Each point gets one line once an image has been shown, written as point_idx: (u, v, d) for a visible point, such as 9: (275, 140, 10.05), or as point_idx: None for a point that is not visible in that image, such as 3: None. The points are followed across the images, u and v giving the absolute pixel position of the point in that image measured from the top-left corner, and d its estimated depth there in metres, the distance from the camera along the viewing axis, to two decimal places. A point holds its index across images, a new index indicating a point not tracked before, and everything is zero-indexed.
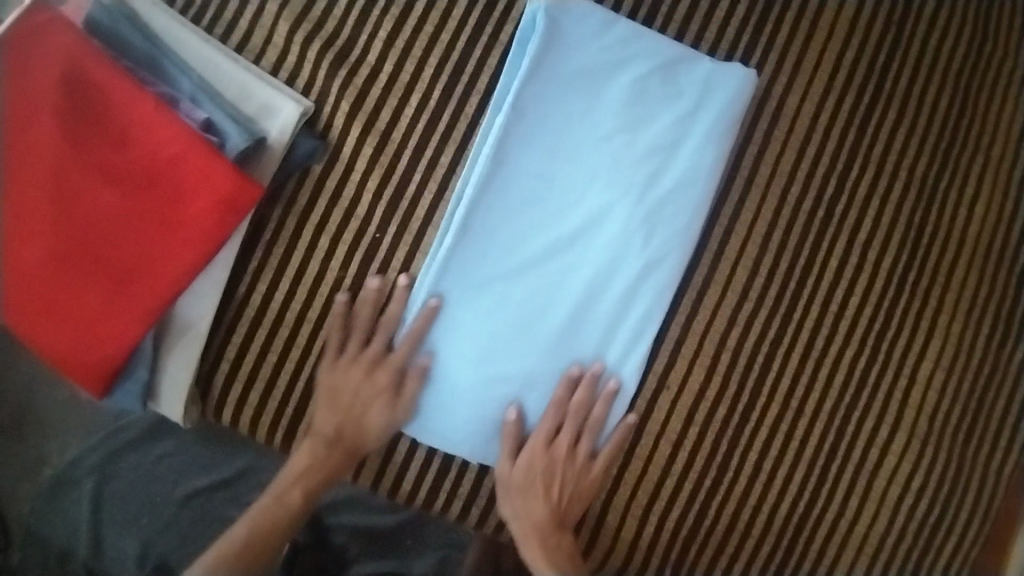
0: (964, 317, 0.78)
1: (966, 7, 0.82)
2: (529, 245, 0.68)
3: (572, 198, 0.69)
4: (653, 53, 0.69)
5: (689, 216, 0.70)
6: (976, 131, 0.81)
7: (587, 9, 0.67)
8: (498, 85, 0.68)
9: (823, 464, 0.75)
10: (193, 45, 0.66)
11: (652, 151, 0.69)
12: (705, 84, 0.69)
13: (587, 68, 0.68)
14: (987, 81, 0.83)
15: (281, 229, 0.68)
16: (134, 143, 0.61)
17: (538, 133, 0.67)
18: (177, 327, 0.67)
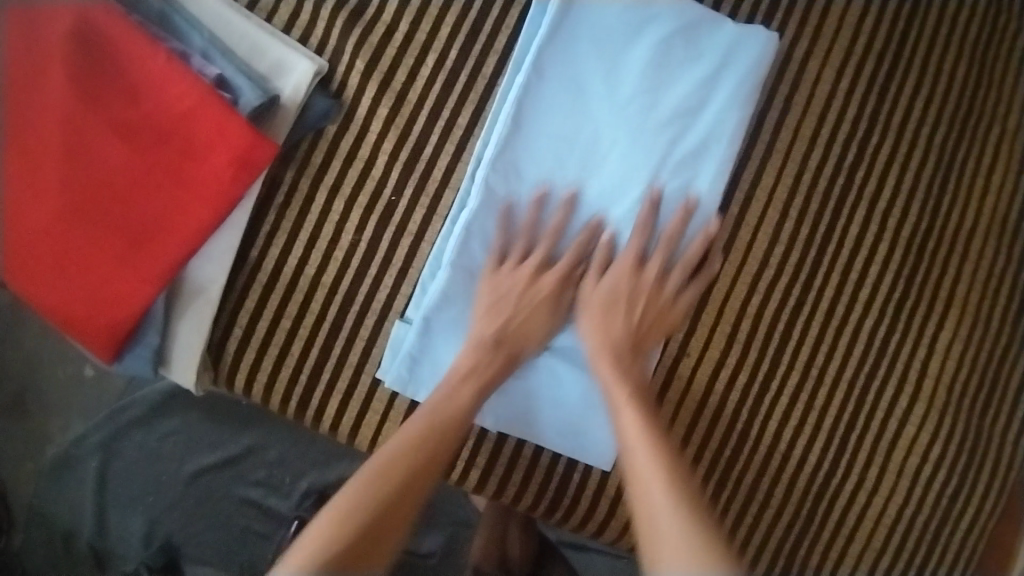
0: (983, 286, 0.78)
1: None
2: (553, 208, 0.67)
3: (593, 159, 0.67)
4: (676, 13, 0.68)
5: (713, 179, 0.68)
6: (995, 99, 0.80)
7: None
8: (517, 45, 0.66)
9: (842, 434, 0.74)
10: (204, 1, 0.65)
11: (675, 114, 0.67)
12: (730, 44, 0.68)
13: (609, 28, 0.67)
14: (1004, 48, 0.82)
15: (294, 191, 0.66)
16: (146, 98, 0.59)
17: (558, 93, 0.66)
18: (188, 290, 0.65)
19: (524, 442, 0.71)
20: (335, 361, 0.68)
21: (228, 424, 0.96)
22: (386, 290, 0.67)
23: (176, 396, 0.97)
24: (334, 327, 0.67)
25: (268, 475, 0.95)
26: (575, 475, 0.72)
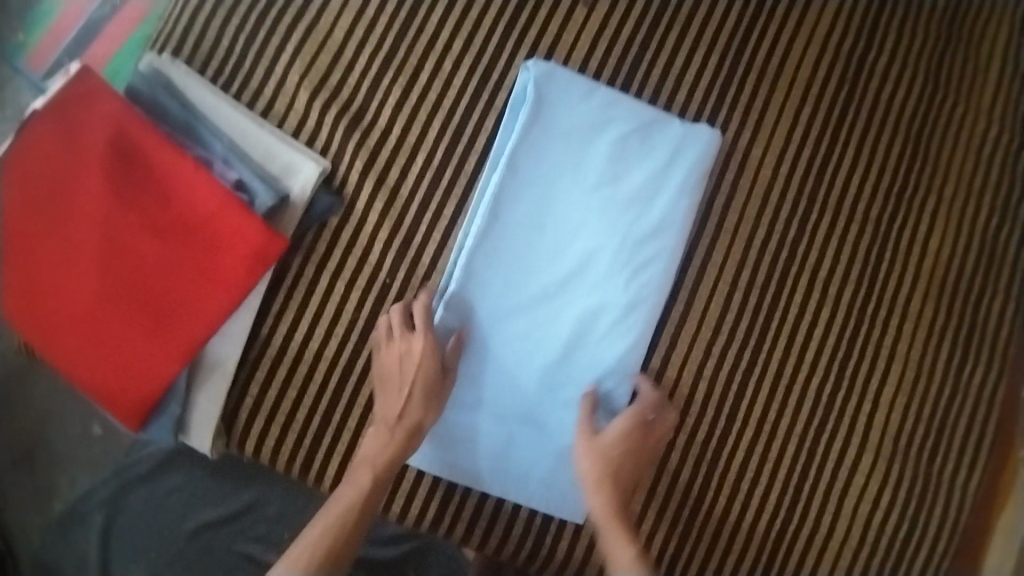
0: (923, 344, 0.85)
1: (917, 60, 0.90)
2: (524, 289, 0.77)
3: (561, 244, 0.78)
4: (632, 115, 0.78)
5: (666, 258, 0.79)
6: (929, 172, 0.88)
7: (571, 80, 0.77)
8: (493, 146, 0.77)
9: (796, 483, 0.82)
10: (223, 112, 0.75)
11: (633, 202, 0.78)
12: (679, 142, 0.79)
13: (574, 129, 0.77)
14: (939, 126, 0.90)
15: (301, 275, 0.75)
16: (174, 200, 0.68)
17: (529, 186, 0.76)
18: (207, 364, 0.74)
19: (504, 500, 0.80)
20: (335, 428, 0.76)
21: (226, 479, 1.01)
22: None
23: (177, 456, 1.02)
24: (336, 395, 0.76)
25: (268, 529, 1.01)
26: (551, 528, 0.81)
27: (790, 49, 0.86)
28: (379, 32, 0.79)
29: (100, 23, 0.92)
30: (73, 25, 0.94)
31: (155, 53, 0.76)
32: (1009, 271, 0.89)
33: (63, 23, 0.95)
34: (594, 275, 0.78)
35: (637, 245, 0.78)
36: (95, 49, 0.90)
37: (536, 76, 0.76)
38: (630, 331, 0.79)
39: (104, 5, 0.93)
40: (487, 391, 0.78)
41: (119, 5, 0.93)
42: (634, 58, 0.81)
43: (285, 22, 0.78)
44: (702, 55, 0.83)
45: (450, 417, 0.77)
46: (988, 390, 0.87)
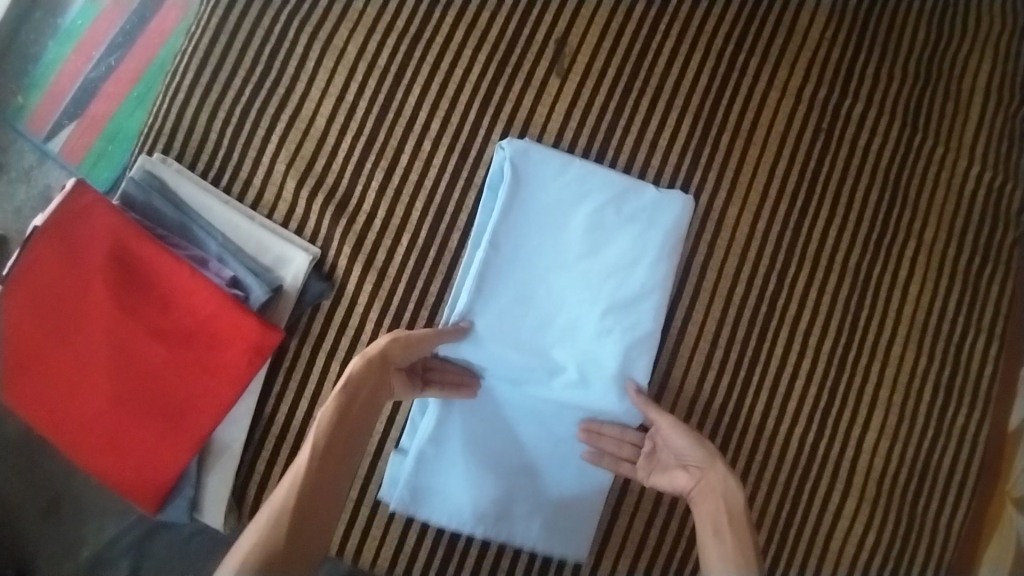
0: (904, 389, 0.87)
1: (893, 106, 0.90)
2: (516, 357, 0.78)
3: (546, 313, 0.78)
4: (607, 184, 0.80)
5: (650, 323, 0.79)
6: (907, 217, 0.89)
7: (546, 154, 0.79)
8: (475, 225, 0.79)
9: (781, 529, 0.85)
10: (214, 209, 0.79)
11: (613, 268, 0.79)
12: (653, 207, 0.80)
13: (553, 200, 0.79)
14: (918, 171, 0.90)
15: (297, 357, 0.79)
16: (175, 303, 0.73)
17: (512, 260, 0.78)
18: (215, 448, 0.78)
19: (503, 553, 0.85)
20: None
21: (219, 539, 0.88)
22: None
23: (160, 529, 0.90)
24: None
25: None
26: None
27: (762, 106, 0.87)
28: (359, 117, 0.82)
29: (96, 84, 0.96)
30: (67, 87, 0.96)
31: (147, 154, 0.81)
32: (992, 308, 0.90)
33: (57, 84, 0.96)
34: (581, 340, 0.79)
35: (620, 309, 0.79)
36: (94, 109, 0.95)
37: (512, 154, 0.78)
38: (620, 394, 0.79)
39: (99, 65, 0.96)
40: (482, 451, 0.81)
41: (112, 63, 0.96)
42: (608, 126, 0.84)
43: (269, 114, 0.82)
44: (674, 119, 0.85)
45: (449, 477, 0.81)
46: (971, 429, 0.88)
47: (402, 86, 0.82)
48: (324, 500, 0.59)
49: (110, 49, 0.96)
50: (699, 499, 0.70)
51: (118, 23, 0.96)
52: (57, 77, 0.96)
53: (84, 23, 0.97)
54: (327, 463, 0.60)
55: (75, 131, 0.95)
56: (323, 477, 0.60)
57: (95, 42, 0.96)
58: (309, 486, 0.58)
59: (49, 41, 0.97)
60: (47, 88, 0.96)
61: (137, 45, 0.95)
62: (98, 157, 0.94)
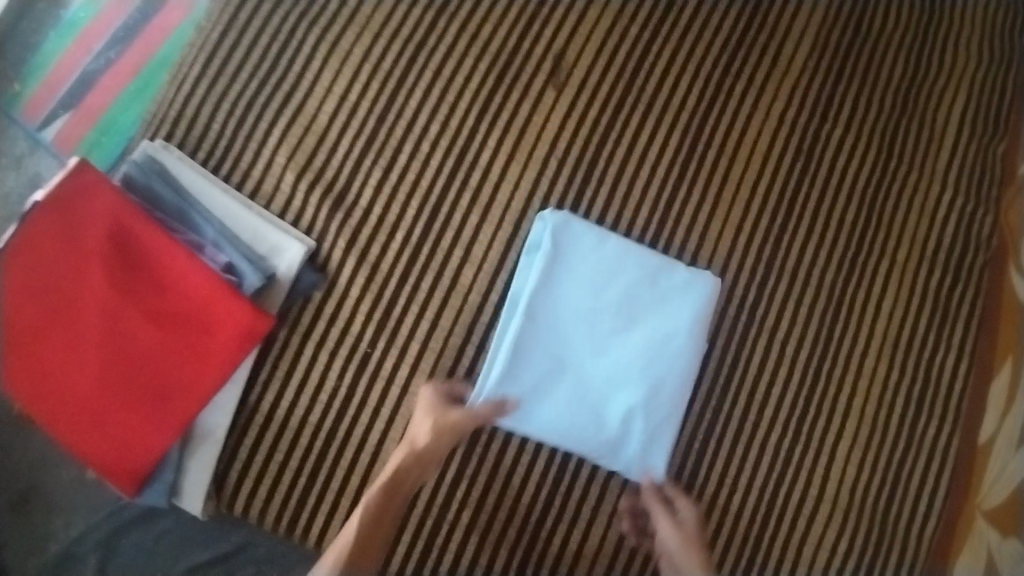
0: (876, 401, 0.90)
1: (870, 131, 0.94)
2: (568, 403, 0.80)
3: (582, 390, 0.80)
4: (639, 267, 0.82)
5: (677, 405, 0.81)
6: (882, 236, 0.93)
7: (583, 230, 0.81)
8: (512, 289, 0.81)
9: (755, 534, 0.86)
10: (214, 196, 0.81)
11: (651, 354, 0.80)
12: (685, 282, 0.82)
13: (592, 268, 0.81)
14: (893, 192, 0.94)
15: (286, 345, 0.80)
16: (170, 285, 0.74)
17: (543, 340, 0.79)
18: (198, 434, 0.78)
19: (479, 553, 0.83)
20: (317, 490, 0.80)
21: (189, 531, 0.84)
22: (363, 426, 0.80)
23: None
24: (319, 460, 0.80)
25: None
26: None
27: (747, 125, 0.91)
28: (359, 116, 0.84)
29: (94, 76, 0.98)
30: (65, 78, 0.98)
31: (149, 140, 0.83)
32: (961, 327, 0.94)
33: (55, 74, 0.98)
34: (611, 420, 0.80)
35: (654, 388, 0.80)
36: (90, 100, 0.97)
37: (553, 227, 0.80)
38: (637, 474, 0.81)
39: (98, 59, 0.98)
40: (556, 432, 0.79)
41: (111, 57, 0.98)
42: (600, 136, 0.87)
43: (272, 110, 0.84)
44: (663, 133, 0.88)
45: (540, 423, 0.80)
46: (940, 444, 0.91)
47: (403, 88, 0.85)
48: (366, 555, 0.72)
49: (110, 44, 0.98)
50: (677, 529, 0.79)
51: (119, 18, 0.98)
52: (55, 68, 0.98)
53: (86, 17, 0.99)
54: (375, 531, 0.73)
55: (70, 120, 0.97)
56: (369, 543, 0.72)
57: (96, 35, 0.98)
58: (354, 548, 0.71)
59: (51, 32, 0.99)
60: (45, 78, 0.98)
61: (137, 41, 0.97)
62: (90, 147, 0.96)
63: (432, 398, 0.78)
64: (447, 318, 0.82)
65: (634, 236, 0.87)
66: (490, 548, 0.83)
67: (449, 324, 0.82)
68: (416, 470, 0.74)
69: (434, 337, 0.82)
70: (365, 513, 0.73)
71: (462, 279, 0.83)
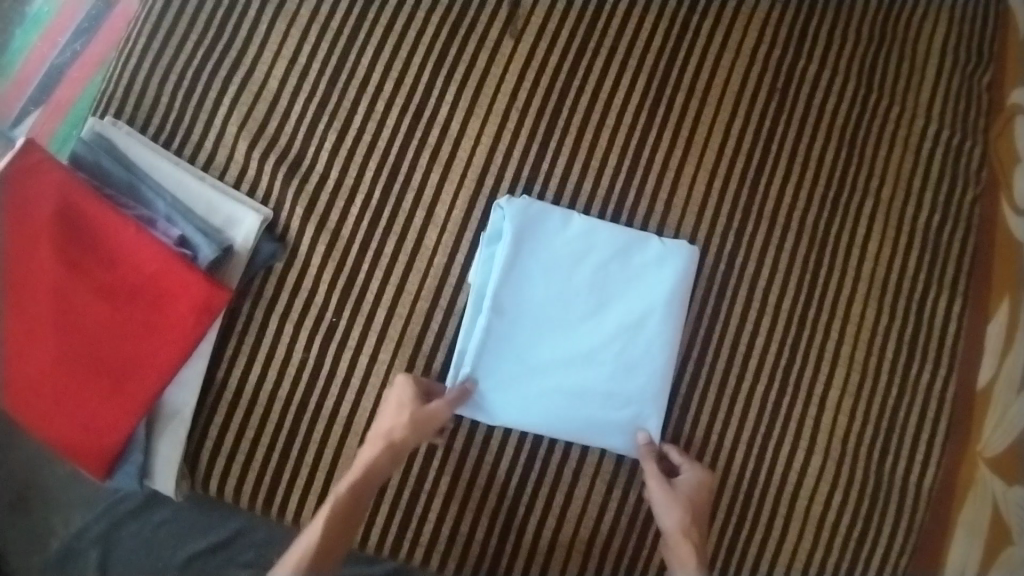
0: (866, 346, 0.86)
1: (847, 66, 0.90)
2: (547, 385, 0.77)
3: (556, 375, 0.77)
4: (609, 244, 0.79)
5: (659, 380, 0.79)
6: (865, 174, 0.88)
7: (547, 212, 0.78)
8: (477, 280, 0.78)
9: (746, 489, 0.83)
10: (166, 171, 0.79)
11: (627, 332, 0.78)
12: (660, 257, 0.79)
13: (558, 252, 0.78)
14: (873, 128, 0.90)
15: (250, 319, 0.78)
16: (122, 262, 0.72)
17: (511, 328, 0.77)
18: (164, 413, 0.77)
19: (461, 521, 0.81)
20: (291, 464, 0.79)
21: (169, 520, 0.81)
22: (333, 397, 0.78)
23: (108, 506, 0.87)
24: (290, 434, 0.78)
25: None
26: (507, 547, 0.81)
27: (716, 67, 0.87)
28: (311, 79, 0.81)
29: (62, 69, 0.92)
30: (32, 73, 0.92)
31: (98, 117, 0.81)
32: (952, 266, 0.90)
33: (23, 70, 0.92)
34: (589, 402, 0.78)
35: (631, 365, 0.78)
36: (59, 94, 0.92)
37: (511, 214, 0.77)
38: (626, 449, 0.79)
39: (65, 51, 0.93)
40: (540, 420, 0.77)
41: (78, 49, 0.93)
42: (562, 86, 0.83)
43: (221, 78, 0.81)
44: (628, 79, 0.85)
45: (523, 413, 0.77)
46: (936, 389, 0.87)
47: (355, 48, 0.82)
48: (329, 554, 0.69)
49: (76, 35, 0.93)
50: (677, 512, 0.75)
51: (84, 8, 0.93)
52: (23, 64, 0.92)
53: (50, 10, 0.93)
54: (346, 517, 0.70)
55: (40, 116, 0.92)
56: (337, 538, 0.70)
57: (62, 28, 0.92)
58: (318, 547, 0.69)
59: (15, 28, 0.93)
60: (11, 74, 0.92)
61: (104, 29, 0.92)
62: (61, 142, 0.91)
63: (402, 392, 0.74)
64: (413, 283, 0.80)
65: (603, 188, 0.83)
66: (471, 517, 0.81)
67: (415, 289, 0.80)
68: (386, 465, 0.72)
69: (401, 303, 0.79)
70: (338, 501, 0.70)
71: (426, 242, 0.80)
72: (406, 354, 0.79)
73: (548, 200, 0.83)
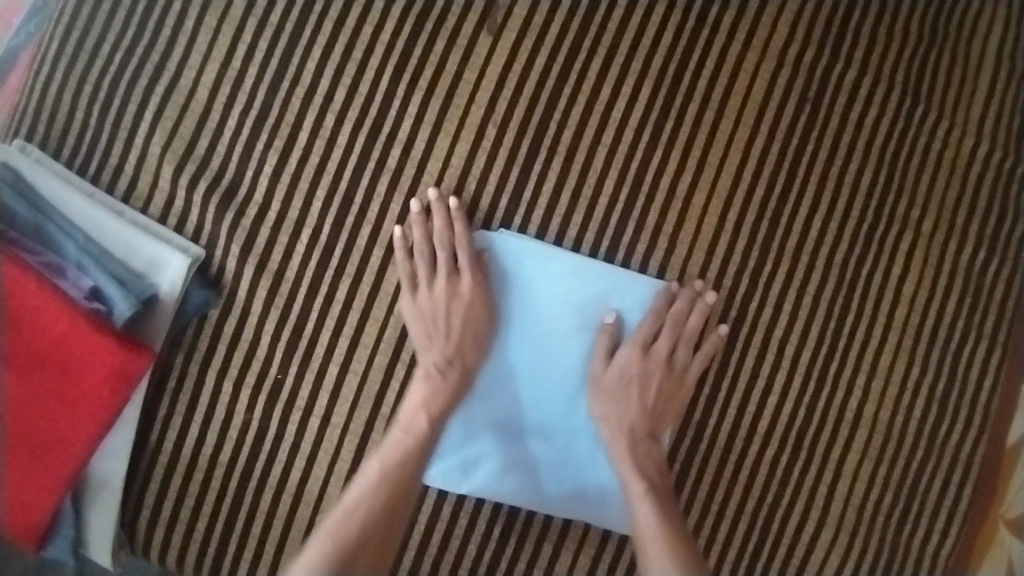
0: (892, 404, 0.75)
1: (893, 70, 0.75)
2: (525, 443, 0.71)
3: (545, 425, 0.71)
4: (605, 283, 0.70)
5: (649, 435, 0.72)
6: (905, 203, 0.75)
7: (522, 253, 0.69)
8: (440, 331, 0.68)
9: (747, 562, 0.75)
10: (78, 205, 0.67)
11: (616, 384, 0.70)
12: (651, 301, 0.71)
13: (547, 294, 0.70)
14: (918, 148, 0.76)
15: (184, 376, 0.68)
16: (23, 323, 0.62)
17: (495, 382, 0.70)
18: (93, 481, 0.68)
19: None
20: (238, 536, 0.70)
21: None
22: (282, 464, 0.69)
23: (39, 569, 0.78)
24: (235, 503, 0.69)
25: None
26: None
27: (737, 71, 0.72)
28: (247, 88, 0.68)
29: (17, 53, 0.77)
30: None
31: (7, 142, 0.69)
32: (995, 311, 0.78)
33: None
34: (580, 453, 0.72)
35: (650, 408, 0.71)
36: (12, 80, 0.76)
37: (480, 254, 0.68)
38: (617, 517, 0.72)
39: (19, 32, 0.78)
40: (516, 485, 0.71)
41: (32, 31, 0.78)
42: (549, 97, 0.69)
43: (142, 87, 0.68)
44: (630, 88, 0.70)
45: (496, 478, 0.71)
46: (965, 450, 0.77)
47: (298, 48, 0.68)
48: (380, 537, 0.63)
49: (30, 15, 0.78)
50: (655, 511, 0.66)
51: None
52: None
53: None
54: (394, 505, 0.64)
55: None
56: (382, 531, 0.64)
57: (14, 10, 0.78)
58: (365, 531, 0.63)
59: None
60: None
61: None
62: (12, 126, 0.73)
63: (433, 384, 0.67)
64: (370, 334, 0.68)
65: (596, 220, 0.70)
66: None
67: (374, 340, 0.68)
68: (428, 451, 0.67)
69: (357, 357, 0.68)
70: (385, 486, 0.64)
71: (386, 286, 0.69)
72: (363, 416, 0.69)
73: (529, 235, 0.70)
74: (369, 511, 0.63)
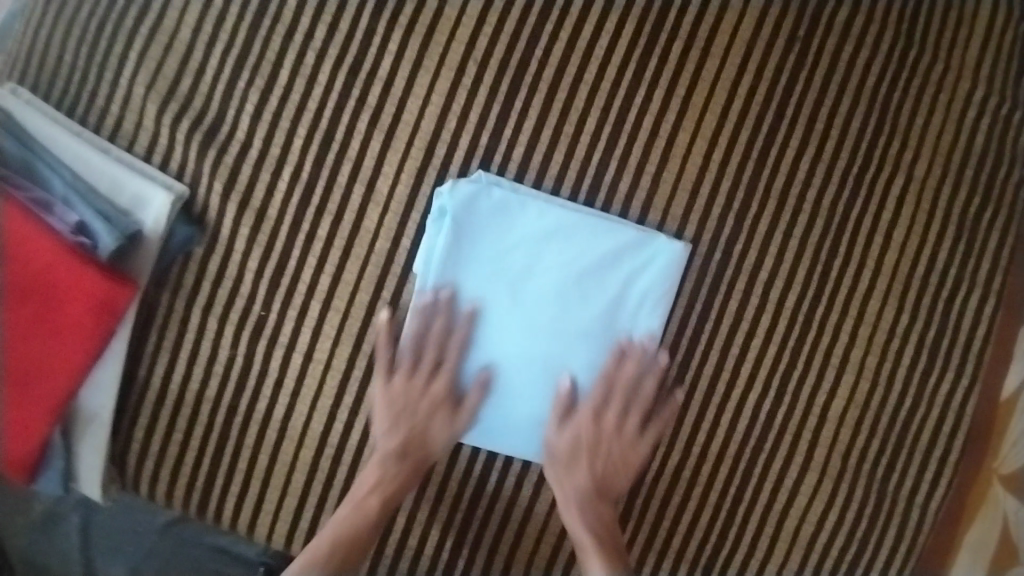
0: (881, 350, 0.74)
1: (888, 8, 0.73)
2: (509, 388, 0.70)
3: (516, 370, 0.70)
4: (578, 226, 0.68)
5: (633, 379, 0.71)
6: (898, 146, 0.73)
7: (497, 196, 0.67)
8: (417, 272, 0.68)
9: (728, 507, 0.74)
10: (64, 143, 0.68)
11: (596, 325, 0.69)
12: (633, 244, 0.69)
13: (518, 241, 0.68)
14: (911, 89, 0.74)
15: (171, 312, 0.69)
16: (11, 255, 0.63)
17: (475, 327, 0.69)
18: (82, 415, 0.69)
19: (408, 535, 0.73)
20: (225, 470, 0.71)
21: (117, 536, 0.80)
22: (266, 400, 0.70)
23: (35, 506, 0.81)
24: (221, 437, 0.71)
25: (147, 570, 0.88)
26: (458, 565, 0.73)
27: (724, 8, 0.70)
28: (229, 26, 0.68)
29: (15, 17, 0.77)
30: None
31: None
32: (990, 258, 0.76)
33: None
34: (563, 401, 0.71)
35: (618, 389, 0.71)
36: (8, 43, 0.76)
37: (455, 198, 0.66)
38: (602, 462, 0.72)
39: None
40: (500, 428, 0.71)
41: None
42: (531, 34, 0.69)
43: (126, 26, 0.68)
44: (614, 25, 0.69)
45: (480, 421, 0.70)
46: (956, 400, 0.76)
47: None
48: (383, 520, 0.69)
49: None
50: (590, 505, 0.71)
51: None
52: None
53: None
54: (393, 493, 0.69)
55: None
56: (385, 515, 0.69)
57: None
58: (355, 537, 0.68)
59: None
60: None
61: None
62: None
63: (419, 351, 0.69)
64: (351, 272, 0.69)
65: (577, 160, 0.70)
66: (420, 530, 0.72)
67: (355, 278, 0.69)
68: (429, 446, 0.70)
69: (338, 295, 0.69)
70: (386, 476, 0.69)
71: (366, 224, 0.69)
72: (345, 353, 0.69)
73: (508, 175, 0.69)
74: (373, 499, 0.69)
